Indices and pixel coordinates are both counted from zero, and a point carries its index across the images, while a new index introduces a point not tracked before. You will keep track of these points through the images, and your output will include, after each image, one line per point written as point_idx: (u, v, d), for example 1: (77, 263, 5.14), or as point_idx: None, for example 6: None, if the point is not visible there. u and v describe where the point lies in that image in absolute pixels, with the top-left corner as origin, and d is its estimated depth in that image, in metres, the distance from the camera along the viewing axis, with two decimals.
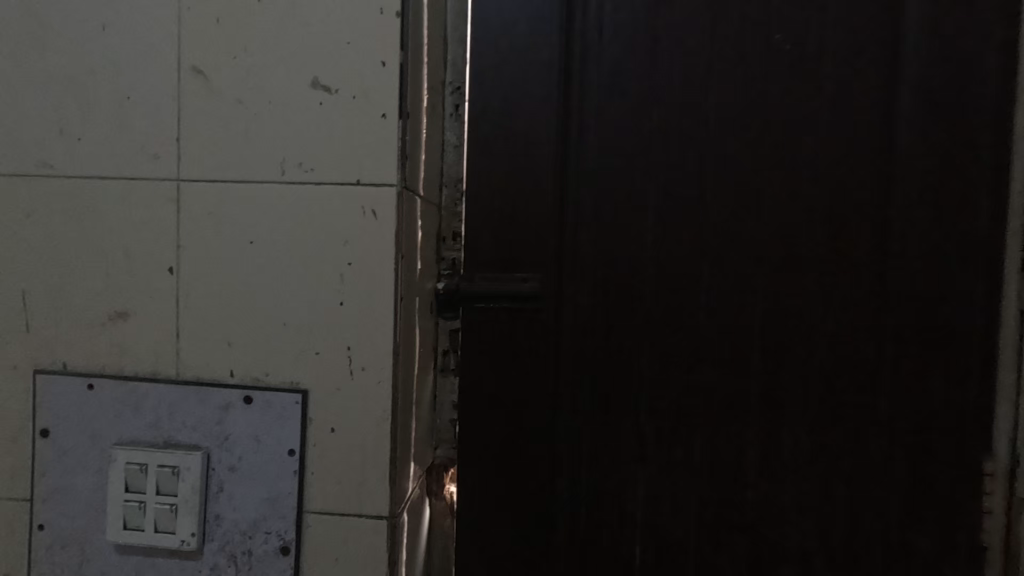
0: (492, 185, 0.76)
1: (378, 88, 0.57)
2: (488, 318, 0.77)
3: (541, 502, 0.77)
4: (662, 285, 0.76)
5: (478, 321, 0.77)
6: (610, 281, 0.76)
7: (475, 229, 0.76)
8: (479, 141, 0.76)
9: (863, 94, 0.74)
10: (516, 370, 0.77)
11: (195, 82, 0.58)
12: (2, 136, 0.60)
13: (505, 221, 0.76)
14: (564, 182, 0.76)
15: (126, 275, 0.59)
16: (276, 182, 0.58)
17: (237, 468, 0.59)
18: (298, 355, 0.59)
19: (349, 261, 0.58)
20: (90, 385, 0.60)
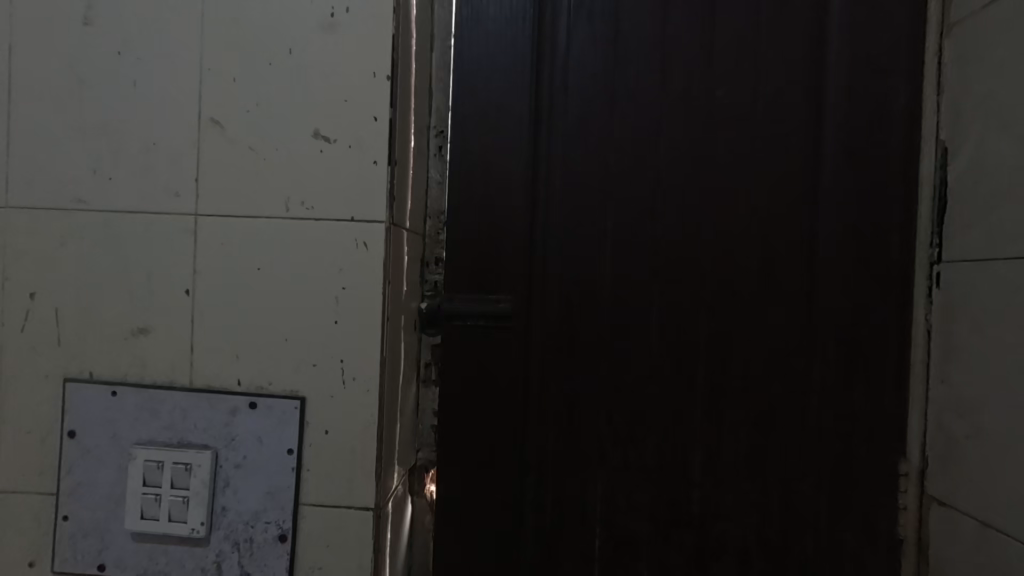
0: (470, 217, 0.86)
1: (371, 139, 0.67)
2: (466, 334, 0.86)
3: (511, 499, 0.86)
4: (619, 306, 0.86)
5: (456, 337, 0.86)
6: (574, 302, 0.86)
7: (455, 255, 0.86)
8: (459, 177, 0.86)
9: (792, 142, 0.86)
10: (489, 381, 0.86)
11: (213, 131, 0.68)
12: (41, 175, 0.69)
13: (481, 249, 0.86)
14: (533, 214, 0.86)
15: (148, 296, 0.68)
16: (281, 217, 0.68)
17: (242, 465, 0.68)
18: (297, 366, 0.68)
19: (343, 286, 0.67)
20: (114, 392, 0.68)
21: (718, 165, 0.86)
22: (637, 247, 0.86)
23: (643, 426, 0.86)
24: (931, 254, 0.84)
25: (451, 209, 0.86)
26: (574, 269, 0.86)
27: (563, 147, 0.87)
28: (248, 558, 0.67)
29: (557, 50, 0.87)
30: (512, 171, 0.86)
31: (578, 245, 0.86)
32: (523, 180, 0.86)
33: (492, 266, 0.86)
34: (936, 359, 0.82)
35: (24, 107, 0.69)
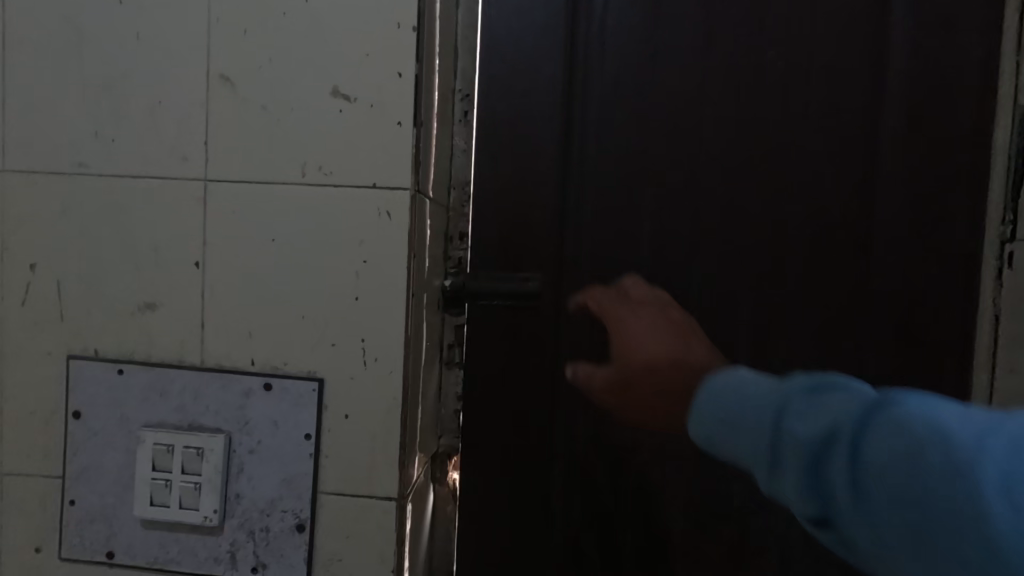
0: (497, 188, 0.80)
1: (395, 98, 0.61)
2: (491, 314, 0.81)
3: (538, 489, 0.82)
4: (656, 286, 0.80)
5: (481, 317, 0.81)
6: (608, 281, 0.80)
7: (482, 229, 0.81)
8: (485, 145, 0.80)
9: (851, 108, 0.78)
10: (516, 363, 0.81)
11: (223, 89, 0.62)
12: (39, 137, 0.63)
13: (510, 224, 0.80)
14: (566, 186, 0.80)
15: (156, 268, 0.63)
16: (296, 182, 0.62)
17: (256, 451, 0.63)
18: (315, 345, 0.63)
19: (364, 258, 0.62)
20: (120, 370, 0.64)
21: (768, 133, 0.79)
22: (677, 222, 0.80)
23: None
24: (1003, 232, 0.77)
25: (476, 181, 0.80)
26: (609, 246, 0.80)
27: (598, 112, 0.80)
28: (264, 548, 0.63)
29: (594, 6, 0.79)
30: (542, 139, 0.80)
31: (613, 219, 0.80)
32: (555, 149, 0.80)
33: (520, 242, 0.80)
34: (1005, 345, 0.76)
35: (20, 63, 0.63)
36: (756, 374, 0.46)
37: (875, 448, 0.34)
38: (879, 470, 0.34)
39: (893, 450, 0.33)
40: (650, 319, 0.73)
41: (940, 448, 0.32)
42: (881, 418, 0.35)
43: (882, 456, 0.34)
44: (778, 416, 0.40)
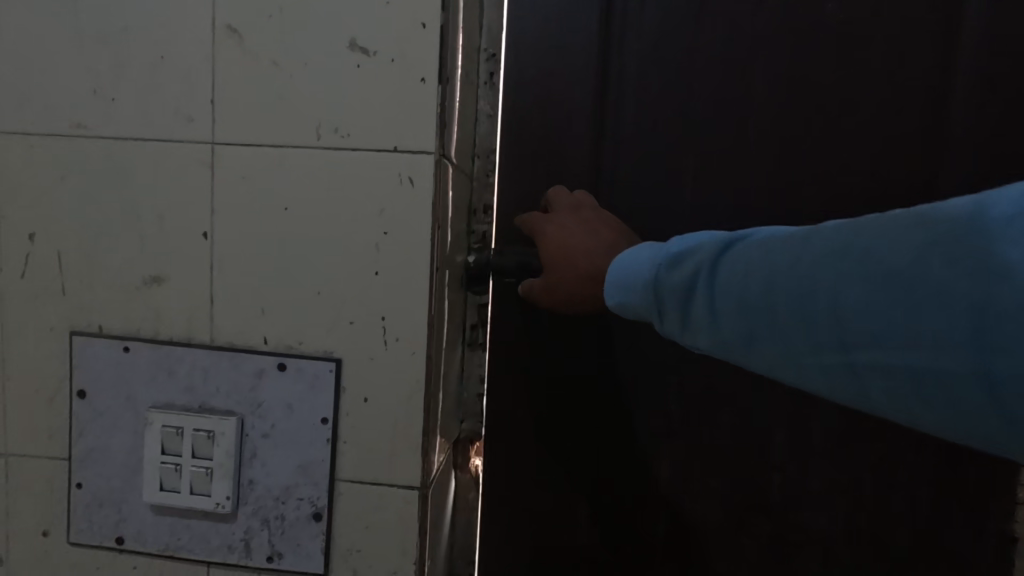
0: (525, 158, 0.75)
1: (417, 50, 0.56)
2: (517, 293, 0.76)
3: (565, 476, 0.77)
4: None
5: (506, 296, 0.76)
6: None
7: (509, 202, 0.75)
8: (511, 110, 0.74)
9: (919, 67, 0.70)
10: (544, 344, 0.76)
11: (229, 42, 0.57)
12: (34, 96, 0.59)
13: (538, 196, 0.75)
14: (599, 156, 0.75)
15: (161, 239, 0.59)
16: (311, 146, 0.57)
17: (270, 435, 0.59)
18: (331, 324, 0.58)
19: (384, 229, 0.57)
20: (125, 347, 0.60)
21: (824, 95, 0.72)
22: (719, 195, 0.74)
23: (721, 400, 0.75)
24: None
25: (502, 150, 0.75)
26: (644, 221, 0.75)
27: (635, 74, 0.73)
28: (279, 537, 0.60)
29: None
30: (574, 104, 0.74)
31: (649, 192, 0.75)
32: (589, 114, 0.74)
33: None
34: None
35: (13, 13, 0.58)
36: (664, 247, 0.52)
37: (727, 267, 0.43)
38: (729, 281, 0.42)
39: (743, 262, 0.42)
40: (571, 230, 0.66)
41: (766, 248, 0.40)
42: (739, 245, 0.43)
43: (732, 274, 0.42)
44: (670, 264, 0.48)
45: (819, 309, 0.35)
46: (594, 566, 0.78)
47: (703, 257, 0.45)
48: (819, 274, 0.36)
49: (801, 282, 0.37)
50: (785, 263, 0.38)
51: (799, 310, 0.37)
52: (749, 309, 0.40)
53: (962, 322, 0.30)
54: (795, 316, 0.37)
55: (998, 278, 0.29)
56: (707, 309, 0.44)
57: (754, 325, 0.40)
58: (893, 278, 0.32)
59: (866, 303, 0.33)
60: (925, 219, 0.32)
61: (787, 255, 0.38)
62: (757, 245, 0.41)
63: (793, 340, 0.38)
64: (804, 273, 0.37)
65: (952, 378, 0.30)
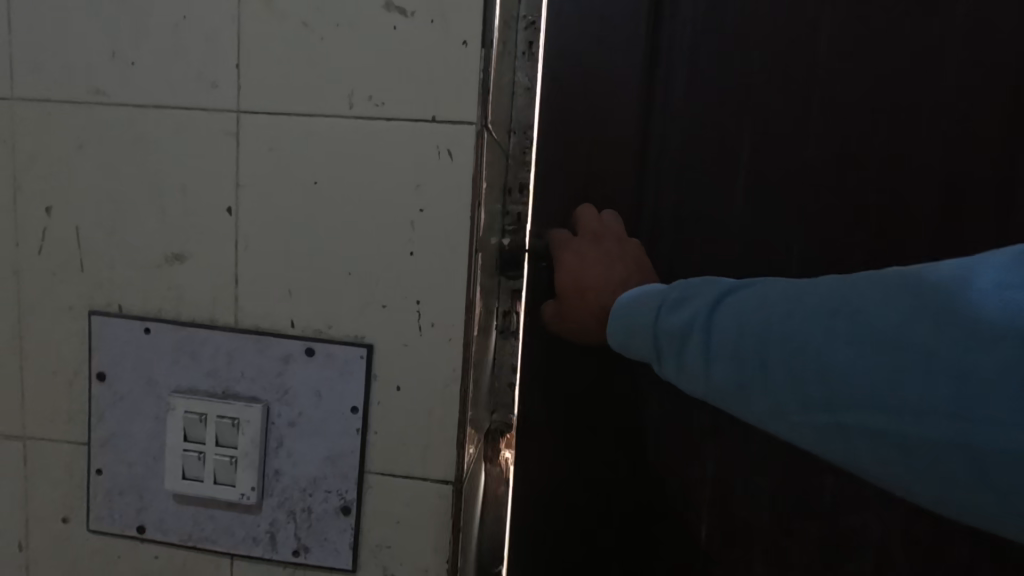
0: (564, 135, 0.70)
1: (459, 11, 0.51)
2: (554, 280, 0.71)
3: (601, 471, 0.74)
4: (745, 250, 0.69)
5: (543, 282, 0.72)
6: (690, 245, 0.70)
7: (546, 183, 0.71)
8: (550, 83, 0.69)
9: (1008, 31, 0.63)
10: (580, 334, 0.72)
11: (256, 1, 0.52)
12: (50, 59, 0.55)
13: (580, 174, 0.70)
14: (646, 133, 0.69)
15: (183, 213, 0.55)
16: (343, 115, 0.53)
17: (297, 424, 0.56)
18: (363, 307, 0.54)
19: (420, 207, 0.53)
20: (147, 328, 0.57)
21: (898, 64, 0.65)
22: (775, 176, 0.68)
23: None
24: None
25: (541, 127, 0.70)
26: (692, 204, 0.70)
27: (686, 45, 0.68)
28: (306, 530, 0.57)
29: None
30: (619, 76, 0.69)
31: (698, 172, 0.69)
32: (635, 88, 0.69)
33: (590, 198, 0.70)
34: None
35: None
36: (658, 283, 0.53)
37: (725, 314, 0.43)
38: (723, 326, 0.43)
39: (739, 310, 0.42)
40: (588, 259, 0.64)
41: (761, 298, 0.42)
42: (739, 293, 0.44)
43: (732, 322, 0.42)
44: (666, 306, 0.48)
45: (819, 366, 0.37)
46: (629, 566, 0.75)
47: (702, 303, 0.45)
48: (821, 335, 0.37)
49: (805, 339, 0.38)
50: (787, 320, 0.39)
51: (796, 365, 0.38)
52: (745, 362, 0.41)
53: (955, 390, 0.33)
54: (794, 373, 0.38)
55: (978, 349, 0.32)
56: (701, 357, 0.43)
57: (749, 377, 0.41)
58: (894, 344, 0.35)
59: (864, 364, 0.35)
60: (919, 290, 0.35)
61: (782, 307, 0.40)
62: (757, 296, 0.42)
63: (781, 394, 0.39)
64: (806, 329, 0.38)
65: (925, 436, 0.34)
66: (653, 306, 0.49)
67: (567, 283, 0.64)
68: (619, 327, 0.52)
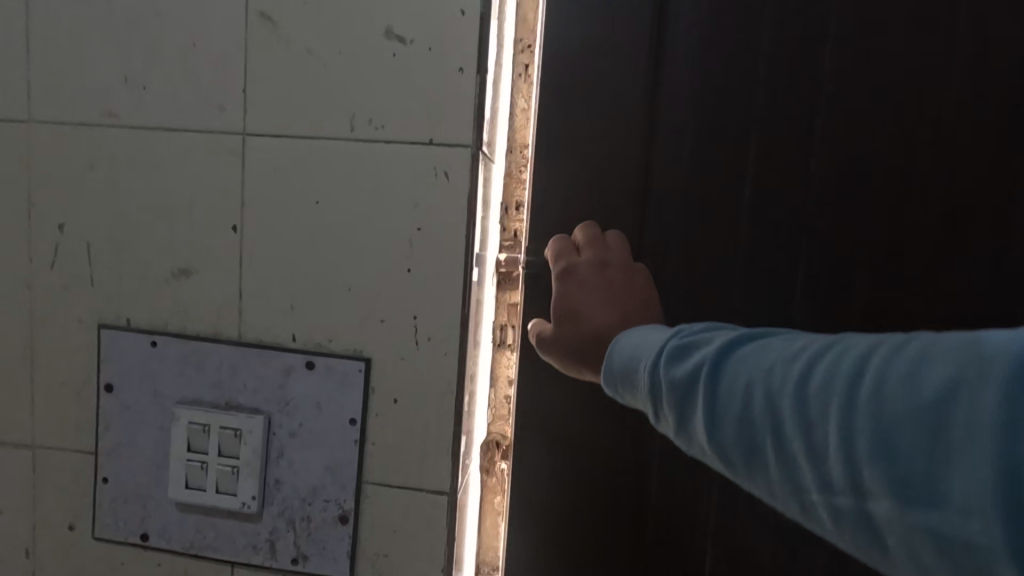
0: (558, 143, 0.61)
1: (455, 39, 0.53)
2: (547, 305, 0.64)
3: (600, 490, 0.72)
4: (754, 277, 0.60)
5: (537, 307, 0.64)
6: (691, 271, 0.61)
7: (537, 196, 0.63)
8: (541, 84, 0.61)
9: None
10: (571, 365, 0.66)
11: (262, 29, 0.55)
12: (65, 84, 0.58)
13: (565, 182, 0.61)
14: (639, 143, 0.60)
15: (190, 231, 0.57)
16: (344, 137, 0.55)
17: (298, 434, 0.58)
18: (362, 322, 0.56)
19: (418, 225, 0.55)
20: (153, 341, 0.59)
21: (933, 59, 0.55)
22: (785, 194, 0.59)
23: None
24: None
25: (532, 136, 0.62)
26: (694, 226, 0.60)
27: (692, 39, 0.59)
28: (305, 538, 0.58)
29: None
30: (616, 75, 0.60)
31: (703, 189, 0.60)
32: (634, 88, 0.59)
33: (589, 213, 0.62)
34: None
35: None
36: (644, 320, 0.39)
37: (728, 366, 0.30)
38: (723, 389, 0.29)
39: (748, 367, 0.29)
40: (589, 269, 0.54)
41: (786, 354, 0.28)
42: (750, 344, 0.31)
43: (740, 382, 0.29)
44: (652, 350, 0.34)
45: (854, 459, 0.24)
46: None
47: (699, 347, 0.32)
48: (862, 411, 0.24)
49: (840, 417, 0.25)
50: (809, 381, 0.26)
51: (824, 452, 0.25)
52: (750, 439, 0.28)
53: None
54: (816, 460, 0.26)
55: None
56: (691, 424, 0.30)
57: (752, 460, 0.28)
58: (961, 436, 0.22)
59: (927, 466, 0.23)
60: (986, 349, 0.23)
61: (812, 368, 0.27)
62: (776, 347, 0.29)
63: (807, 489, 0.26)
64: (850, 413, 0.25)
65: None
66: (639, 348, 0.36)
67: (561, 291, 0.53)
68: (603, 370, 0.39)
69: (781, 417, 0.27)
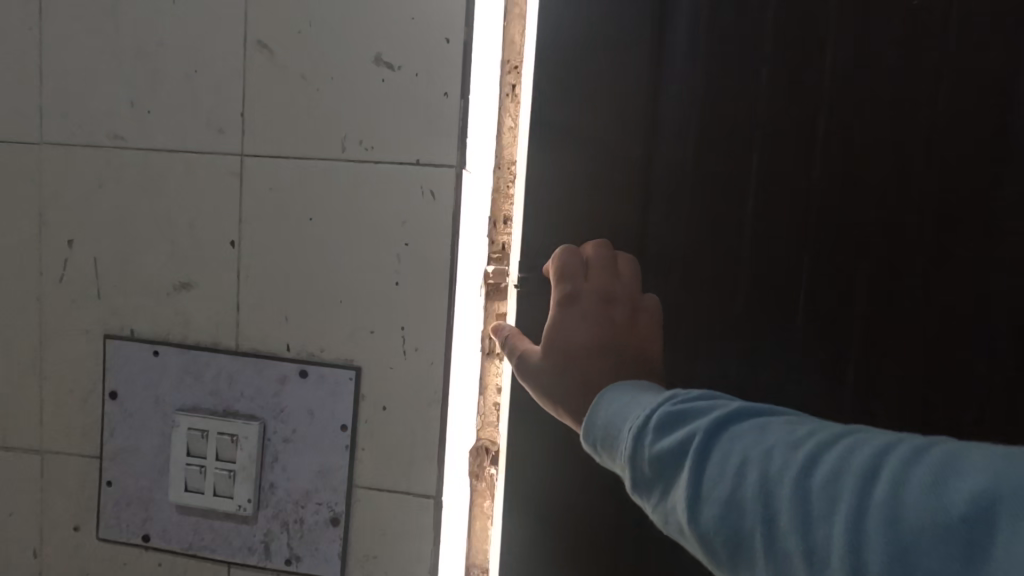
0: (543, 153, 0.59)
1: (440, 65, 0.56)
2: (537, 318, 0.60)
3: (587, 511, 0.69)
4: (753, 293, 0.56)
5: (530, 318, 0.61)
6: (685, 281, 0.56)
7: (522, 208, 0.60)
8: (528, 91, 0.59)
9: None
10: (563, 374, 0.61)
11: (260, 56, 0.58)
12: (75, 108, 0.61)
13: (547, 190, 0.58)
14: (628, 148, 0.57)
15: (191, 246, 0.61)
16: (336, 158, 0.58)
17: (292, 440, 0.60)
18: (353, 333, 0.59)
19: (406, 241, 0.58)
20: (156, 351, 0.62)
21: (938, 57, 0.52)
22: (787, 204, 0.55)
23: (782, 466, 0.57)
24: None
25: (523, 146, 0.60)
26: (688, 232, 0.56)
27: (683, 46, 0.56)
28: (298, 540, 0.61)
29: None
30: (599, 84, 0.57)
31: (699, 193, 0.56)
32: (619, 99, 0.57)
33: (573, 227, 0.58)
34: None
35: (58, 31, 0.61)
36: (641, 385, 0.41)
37: (726, 445, 0.31)
38: (718, 467, 0.31)
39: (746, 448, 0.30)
40: (591, 325, 0.50)
41: (787, 443, 0.30)
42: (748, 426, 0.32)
43: (737, 464, 0.30)
44: (650, 418, 0.35)
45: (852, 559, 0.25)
46: None
47: (696, 419, 0.33)
48: (858, 514, 0.26)
49: (836, 516, 0.26)
50: (806, 475, 0.28)
51: (823, 549, 0.26)
52: (739, 524, 0.29)
53: None
54: (809, 554, 0.27)
55: None
56: (681, 501, 0.31)
57: (737, 544, 0.29)
58: (964, 551, 0.24)
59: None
60: (986, 466, 0.25)
61: (813, 460, 0.28)
62: (772, 432, 0.31)
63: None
64: (852, 512, 0.26)
65: None
66: (635, 410, 0.37)
67: (554, 344, 0.51)
68: (593, 419, 0.40)
69: (773, 503, 0.28)
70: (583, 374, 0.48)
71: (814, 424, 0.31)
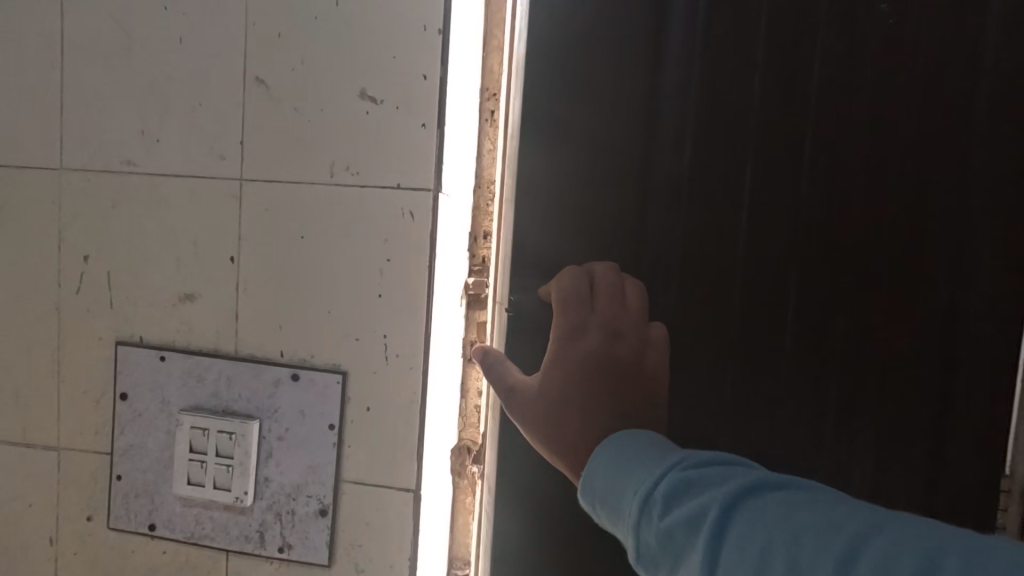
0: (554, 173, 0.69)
1: (420, 99, 0.63)
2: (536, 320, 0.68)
3: (564, 506, 0.75)
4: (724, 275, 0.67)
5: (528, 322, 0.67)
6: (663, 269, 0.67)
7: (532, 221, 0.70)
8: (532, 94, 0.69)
9: None
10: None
11: (257, 90, 0.65)
12: (91, 136, 0.68)
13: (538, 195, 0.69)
14: (640, 173, 0.67)
15: (195, 261, 0.67)
16: (325, 182, 0.64)
17: (284, 438, 0.66)
18: (340, 340, 0.65)
19: (387, 257, 0.64)
20: (162, 356, 0.68)
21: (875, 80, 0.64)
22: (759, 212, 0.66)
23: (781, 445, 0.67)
24: None
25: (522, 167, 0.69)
26: (698, 249, 0.66)
27: (676, 85, 0.66)
28: (290, 530, 0.67)
29: None
30: (594, 110, 0.68)
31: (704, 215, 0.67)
32: (612, 128, 0.68)
33: (567, 239, 0.69)
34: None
35: (76, 67, 0.68)
36: (646, 440, 0.38)
37: (745, 527, 0.28)
38: (738, 554, 0.27)
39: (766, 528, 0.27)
40: (588, 351, 0.50)
41: (818, 524, 0.27)
42: (770, 498, 0.29)
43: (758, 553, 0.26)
44: (655, 486, 0.32)
45: None
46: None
47: (705, 491, 0.30)
48: None
49: None
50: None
51: None
52: None
53: None
54: None
55: None
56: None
57: None
58: None
59: None
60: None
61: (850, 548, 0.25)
62: (799, 514, 0.27)
63: None
64: None
65: None
66: (638, 475, 0.34)
67: (551, 368, 0.51)
68: (588, 475, 0.38)
69: None
70: (573, 401, 0.48)
71: (851, 507, 0.28)
